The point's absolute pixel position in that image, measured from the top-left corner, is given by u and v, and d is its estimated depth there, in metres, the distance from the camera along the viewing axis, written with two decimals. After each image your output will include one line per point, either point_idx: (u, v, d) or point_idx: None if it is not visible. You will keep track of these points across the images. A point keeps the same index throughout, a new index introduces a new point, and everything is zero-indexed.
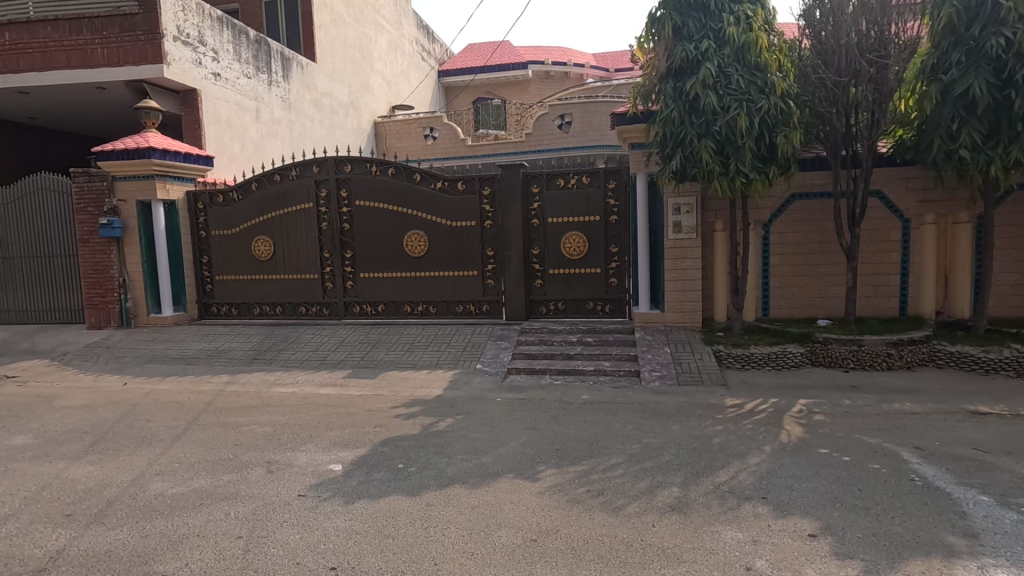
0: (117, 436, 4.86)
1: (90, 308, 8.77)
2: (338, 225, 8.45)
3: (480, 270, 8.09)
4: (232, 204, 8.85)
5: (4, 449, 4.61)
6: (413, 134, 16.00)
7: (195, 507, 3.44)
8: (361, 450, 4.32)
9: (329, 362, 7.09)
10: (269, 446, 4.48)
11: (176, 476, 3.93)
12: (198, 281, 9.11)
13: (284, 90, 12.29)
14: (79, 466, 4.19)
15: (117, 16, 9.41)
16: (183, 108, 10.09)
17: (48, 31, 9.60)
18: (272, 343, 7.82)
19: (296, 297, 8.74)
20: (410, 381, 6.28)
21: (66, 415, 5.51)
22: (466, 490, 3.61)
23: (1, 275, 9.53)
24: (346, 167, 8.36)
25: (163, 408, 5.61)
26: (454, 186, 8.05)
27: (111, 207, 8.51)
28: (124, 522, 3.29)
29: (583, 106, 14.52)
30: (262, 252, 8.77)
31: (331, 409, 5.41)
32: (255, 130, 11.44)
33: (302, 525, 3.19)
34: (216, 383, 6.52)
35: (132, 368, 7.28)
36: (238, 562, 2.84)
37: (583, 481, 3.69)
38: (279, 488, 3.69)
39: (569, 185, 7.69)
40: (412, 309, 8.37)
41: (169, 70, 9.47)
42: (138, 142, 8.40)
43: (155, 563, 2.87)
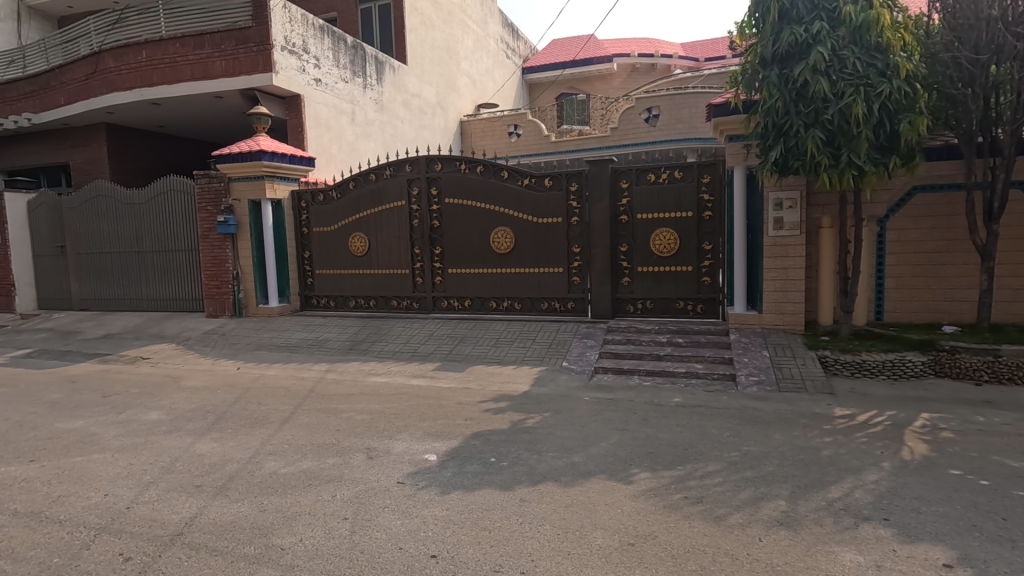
0: (234, 416, 5.31)
1: (209, 298, 9.68)
2: (428, 223, 8.73)
3: (566, 267, 8.05)
4: (332, 202, 9.36)
5: (143, 423, 5.18)
6: (498, 132, 16.26)
7: (303, 487, 3.68)
8: (454, 442, 4.44)
9: (420, 354, 7.36)
10: (368, 433, 4.70)
11: (286, 456, 4.23)
12: (301, 274, 9.73)
13: (377, 93, 12.86)
14: (204, 442, 4.61)
15: (234, 30, 10.24)
16: (289, 113, 10.83)
17: (176, 47, 10.60)
18: (366, 335, 8.22)
19: (388, 291, 9.13)
20: (496, 375, 6.38)
21: (190, 395, 6.10)
22: (559, 489, 3.58)
23: (136, 268, 10.71)
24: (437, 165, 8.59)
25: (273, 392, 6.07)
26: (542, 182, 8.04)
27: (227, 206, 9.31)
28: (245, 496, 3.58)
29: (670, 98, 14.01)
30: (358, 248, 9.23)
31: (422, 400, 5.60)
32: (351, 131, 12.06)
33: (402, 511, 3.32)
34: (317, 371, 6.96)
35: (244, 354, 7.95)
36: (345, 542, 3.00)
37: (679, 487, 3.56)
38: (378, 474, 3.86)
39: (660, 179, 7.46)
40: (498, 305, 8.48)
41: (278, 78, 10.19)
42: (250, 144, 9.10)
43: (273, 536, 3.09)
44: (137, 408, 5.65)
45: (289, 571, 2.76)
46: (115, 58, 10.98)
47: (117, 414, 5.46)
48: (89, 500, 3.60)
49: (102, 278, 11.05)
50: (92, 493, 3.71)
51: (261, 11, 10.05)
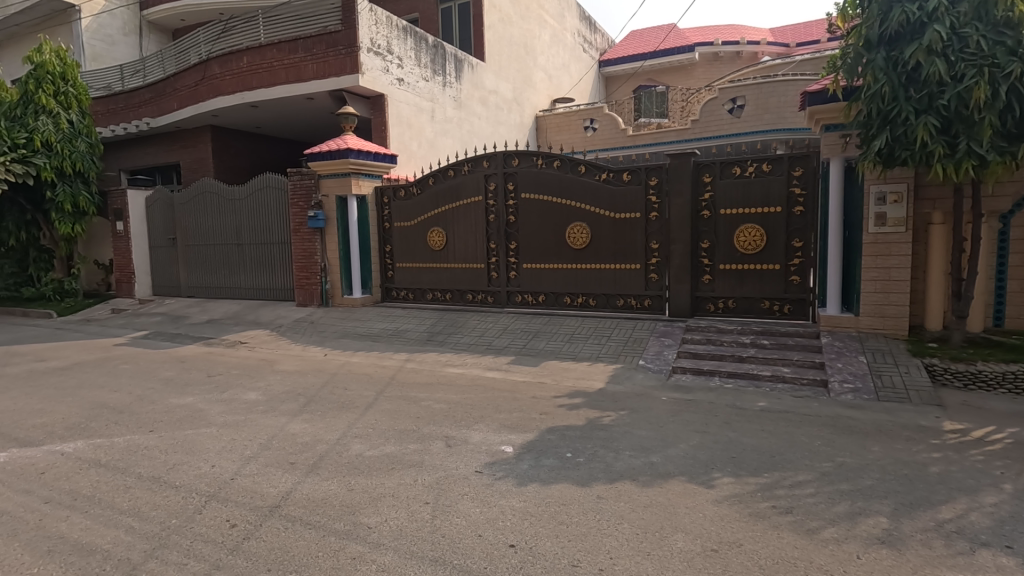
0: (323, 399, 5.64)
1: (299, 288, 10.32)
2: (504, 218, 8.83)
3: (643, 263, 7.87)
4: (413, 197, 9.67)
5: (244, 402, 5.62)
6: (573, 127, 16.14)
7: (387, 470, 3.85)
8: (530, 435, 4.47)
9: (494, 348, 7.46)
10: (447, 422, 4.83)
11: (371, 440, 4.44)
12: (382, 267, 10.13)
13: (456, 90, 13.13)
14: (296, 422, 4.94)
15: (325, 34, 10.78)
16: (373, 112, 11.28)
17: (274, 53, 11.31)
18: (443, 327, 8.45)
19: (464, 285, 9.32)
20: (570, 371, 6.35)
21: (284, 378, 6.54)
22: (637, 488, 3.52)
23: (236, 259, 11.58)
24: (514, 161, 8.67)
25: (357, 378, 6.40)
26: (620, 177, 7.91)
27: (317, 202, 9.87)
28: (334, 475, 3.80)
29: (758, 87, 13.31)
30: (436, 242, 9.48)
31: (497, 393, 5.69)
32: (431, 128, 12.40)
33: (481, 500, 3.39)
34: (397, 360, 7.24)
35: (330, 341, 8.40)
36: (427, 525, 3.10)
37: (766, 495, 3.39)
38: (457, 462, 3.96)
39: (746, 173, 7.11)
40: (572, 301, 8.44)
41: (364, 79, 10.63)
42: (338, 142, 9.58)
43: (361, 514, 3.25)
44: (237, 388, 6.14)
45: (376, 548, 2.90)
46: (220, 65, 11.89)
47: (220, 393, 5.95)
48: (199, 469, 3.95)
49: (206, 268, 12.06)
50: (202, 463, 4.07)
51: (350, 15, 10.53)
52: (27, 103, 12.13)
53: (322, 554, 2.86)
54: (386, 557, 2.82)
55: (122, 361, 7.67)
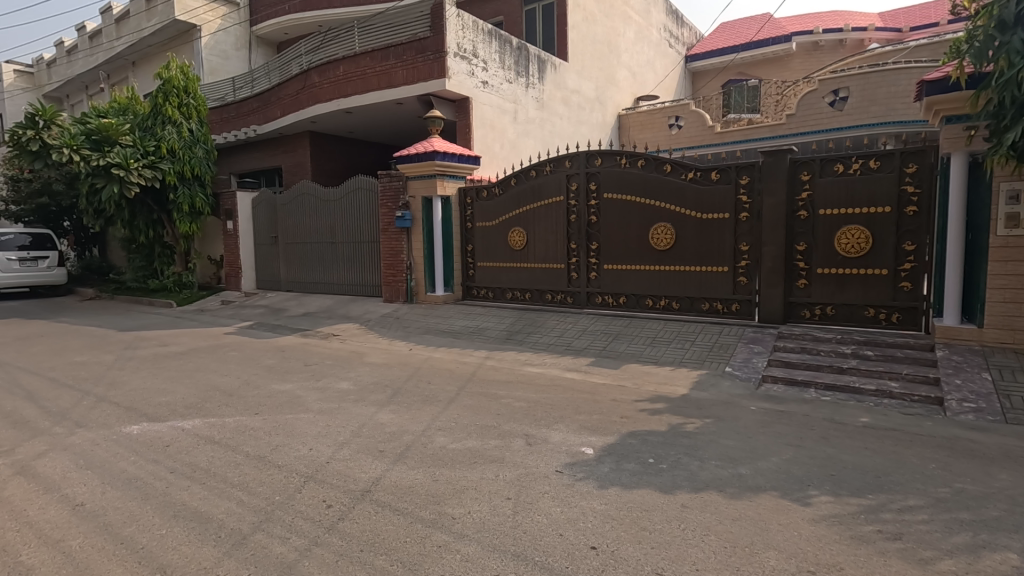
0: (408, 391, 5.88)
1: (386, 285, 10.81)
2: (585, 218, 8.77)
3: (732, 266, 7.53)
4: (495, 198, 9.84)
5: (337, 390, 5.98)
6: (657, 125, 15.77)
7: (469, 464, 3.95)
8: (610, 438, 4.41)
9: (574, 348, 7.44)
10: (526, 420, 4.87)
11: (454, 433, 4.58)
12: (464, 266, 10.39)
13: (539, 91, 13.23)
14: (384, 412, 5.18)
15: (414, 41, 11.19)
16: (459, 115, 11.60)
17: (367, 61, 11.89)
18: (522, 326, 8.54)
19: (543, 285, 9.36)
20: (652, 376, 6.19)
21: (372, 369, 6.89)
22: (725, 500, 3.38)
23: (330, 256, 12.32)
24: (596, 160, 8.59)
25: (440, 373, 6.61)
26: (708, 175, 7.61)
27: (404, 203, 10.30)
28: (420, 465, 3.96)
29: (864, 77, 12.32)
30: (516, 242, 9.58)
31: (576, 394, 5.67)
32: (513, 129, 12.56)
33: (562, 500, 3.39)
34: (477, 357, 7.40)
35: (414, 337, 8.73)
36: (510, 521, 3.15)
37: (870, 518, 3.14)
38: (537, 461, 3.99)
39: (850, 170, 6.61)
40: (654, 303, 8.24)
41: (450, 83, 10.93)
42: (425, 145, 9.93)
43: (446, 505, 3.36)
44: (331, 377, 6.55)
45: (460, 539, 2.98)
46: (319, 74, 12.66)
47: (316, 381, 6.37)
48: (299, 451, 4.26)
49: (303, 264, 12.91)
50: (301, 446, 4.37)
51: (438, 21, 10.85)
52: (156, 114, 13.57)
53: (410, 540, 2.99)
54: (470, 548, 2.89)
55: (231, 349, 8.39)
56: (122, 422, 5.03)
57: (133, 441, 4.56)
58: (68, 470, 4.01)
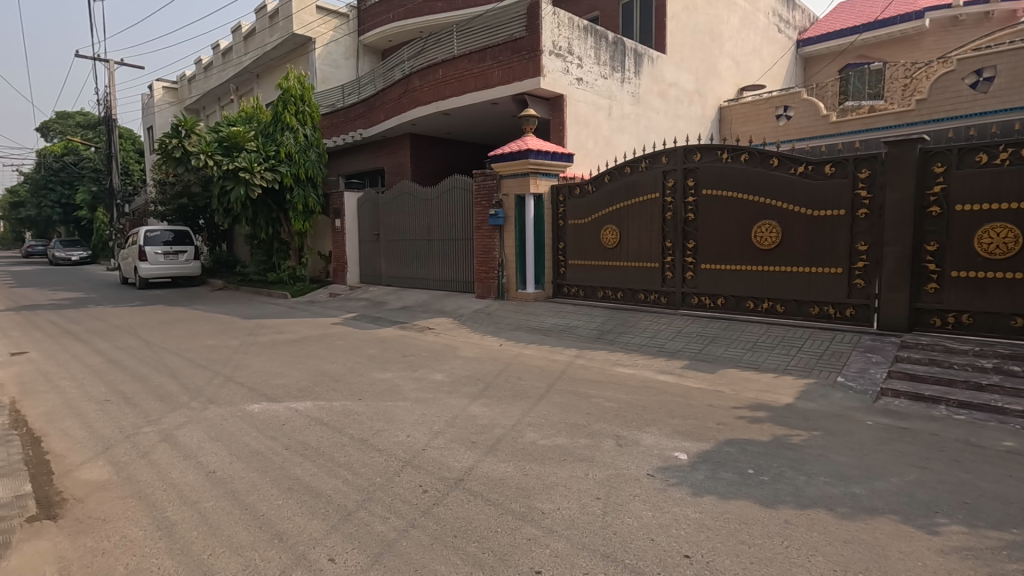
0: (499, 386, 6.01)
1: (478, 281, 11.06)
2: (682, 215, 8.45)
3: (847, 267, 6.93)
4: (588, 195, 9.76)
5: (432, 381, 6.26)
6: (763, 116, 14.81)
7: (559, 461, 3.96)
8: (706, 444, 4.24)
9: (667, 350, 7.20)
10: (618, 421, 4.80)
11: (543, 429, 4.62)
12: (555, 264, 10.41)
13: (635, 86, 12.95)
14: (476, 405, 5.34)
15: (511, 41, 11.34)
16: (553, 112, 11.62)
17: (465, 64, 12.23)
18: (613, 325, 8.41)
19: (636, 284, 9.15)
20: (752, 382, 5.85)
21: (464, 363, 7.11)
22: (836, 520, 3.13)
23: (426, 253, 12.85)
24: (695, 156, 8.25)
25: (530, 370, 6.69)
26: (821, 169, 7.07)
27: (498, 201, 10.50)
28: (510, 458, 4.04)
29: (1015, 54, 10.86)
30: (609, 240, 9.45)
31: (669, 397, 5.49)
32: (608, 126, 12.38)
33: (654, 504, 3.31)
34: (567, 355, 7.40)
35: (505, 333, 8.89)
36: (599, 521, 3.13)
37: (1014, 556, 2.76)
38: (628, 462, 3.93)
39: (995, 160, 5.85)
40: (755, 305, 7.77)
41: (545, 81, 10.97)
42: (519, 143, 10.06)
43: (536, 499, 3.40)
44: (426, 368, 6.86)
45: (550, 534, 3.01)
46: (419, 78, 13.21)
47: (413, 371, 6.71)
48: (398, 437, 4.50)
49: (402, 260, 13.56)
50: (400, 432, 4.62)
51: (534, 21, 10.92)
52: (276, 122, 14.87)
53: (500, 530, 3.06)
54: (559, 544, 2.91)
55: (337, 338, 9.03)
56: (246, 400, 5.59)
57: (256, 418, 5.06)
58: (203, 440, 4.53)
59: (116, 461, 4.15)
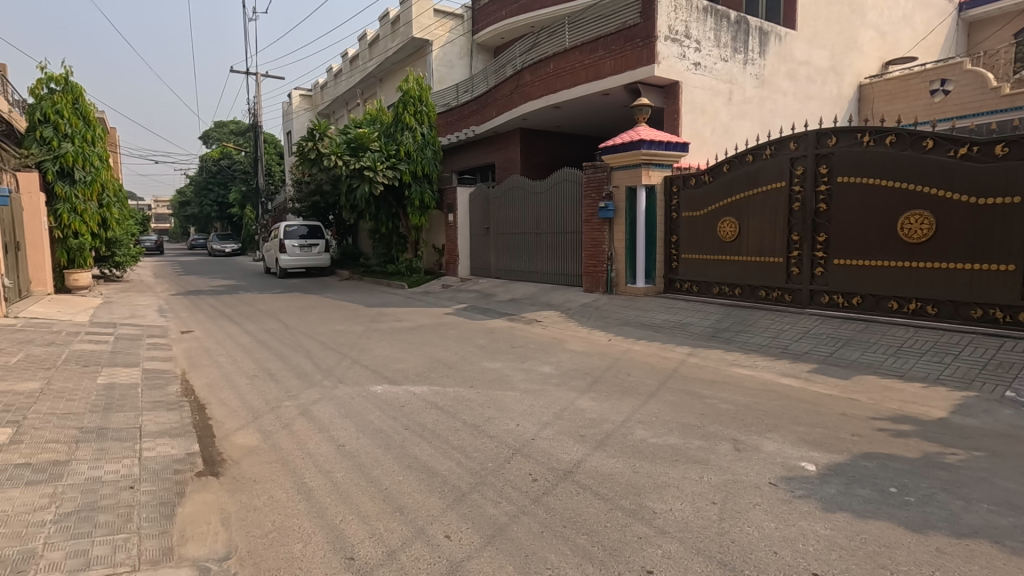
0: (608, 381, 5.95)
1: (587, 275, 10.96)
2: (812, 206, 7.73)
3: (1022, 264, 5.97)
4: (704, 186, 9.29)
5: (540, 373, 6.34)
6: (913, 93, 13.19)
7: (671, 461, 3.83)
8: (839, 457, 3.88)
9: (791, 352, 6.67)
10: (735, 424, 4.53)
11: (654, 427, 4.49)
12: (666, 257, 10.04)
13: (759, 67, 12.07)
14: (585, 398, 5.32)
15: (624, 30, 11.05)
16: (667, 101, 11.18)
17: (577, 55, 12.11)
18: (730, 323, 7.95)
19: (756, 280, 8.55)
20: (895, 392, 5.24)
21: (572, 356, 7.11)
22: (1002, 554, 2.72)
23: (535, 246, 12.99)
24: (830, 140, 7.52)
25: (640, 366, 6.52)
26: (990, 150, 6.15)
27: (608, 193, 10.31)
28: (619, 454, 3.98)
29: None
30: (727, 233, 8.93)
31: (794, 402, 5.08)
32: (728, 112, 11.65)
33: (777, 515, 3.09)
34: (679, 353, 7.12)
35: (613, 327, 8.76)
36: (715, 527, 2.99)
37: None
38: (747, 469, 3.70)
39: None
40: (899, 306, 6.93)
41: (659, 69, 10.58)
42: (632, 134, 9.81)
43: (646, 498, 3.33)
44: (534, 360, 6.95)
45: (662, 535, 2.93)
46: (531, 73, 13.32)
47: (522, 363, 6.83)
48: (508, 425, 4.62)
49: (510, 253, 13.82)
50: (510, 420, 4.74)
51: (649, 6, 10.53)
52: (397, 122, 15.80)
53: (610, 525, 3.03)
54: (672, 546, 2.82)
55: (450, 327, 9.45)
56: (370, 382, 6.05)
57: (379, 398, 5.46)
58: (334, 416, 4.98)
59: (264, 429, 4.70)
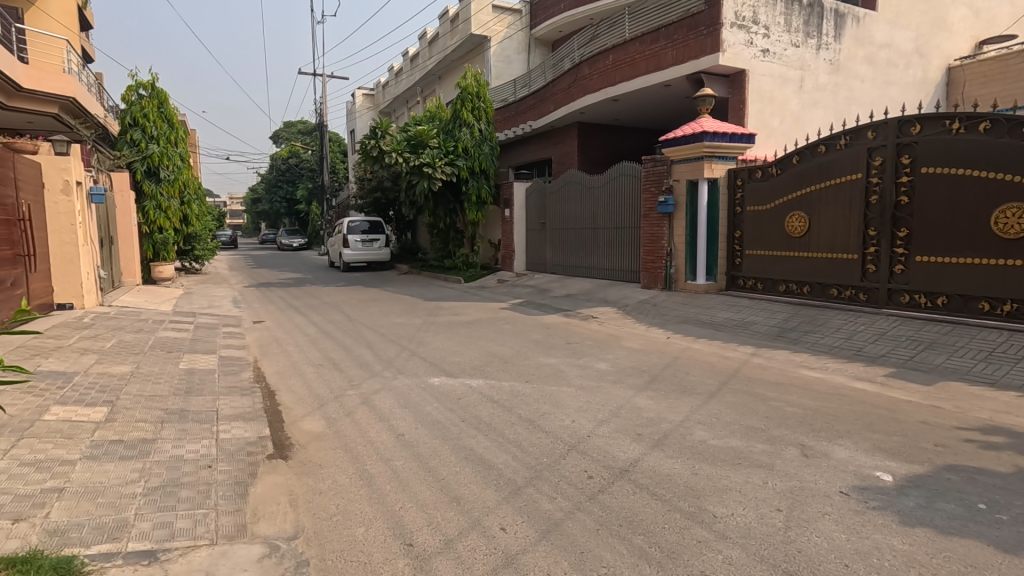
0: (666, 379, 5.82)
1: (645, 271, 10.73)
2: (891, 199, 7.24)
3: None
4: (772, 178, 8.88)
5: (596, 369, 6.28)
6: (1013, 74, 12.04)
7: (733, 464, 3.70)
8: (919, 467, 3.62)
9: (866, 355, 6.28)
10: (803, 429, 4.32)
11: (715, 429, 4.35)
12: (729, 253, 9.68)
13: (834, 52, 11.39)
14: (642, 397, 5.22)
15: (687, 18, 10.70)
16: (732, 90, 10.76)
17: (637, 46, 11.84)
18: (798, 323, 7.58)
19: (827, 278, 8.10)
20: (985, 400, 4.84)
21: (629, 354, 6.99)
22: None
23: (591, 241, 12.85)
24: (913, 128, 7.00)
25: (700, 366, 6.33)
26: None
27: (668, 187, 10.05)
28: (678, 455, 3.88)
29: None
30: (795, 228, 8.51)
31: (869, 408, 4.79)
32: (798, 100, 11.08)
33: (849, 527, 2.93)
34: (742, 353, 6.86)
35: (672, 325, 8.55)
36: (781, 535, 2.86)
37: None
38: (816, 476, 3.52)
39: None
40: (991, 308, 6.39)
41: (725, 57, 10.18)
42: (694, 126, 9.51)
43: (706, 501, 3.23)
44: (590, 357, 6.89)
45: (723, 540, 2.84)
46: (590, 66, 13.15)
47: (577, 359, 6.79)
48: (564, 421, 4.60)
49: (567, 249, 13.73)
50: (565, 416, 4.72)
51: None
52: (455, 119, 16.02)
53: (668, 527, 2.97)
54: (734, 552, 2.73)
55: (506, 322, 9.51)
56: (428, 374, 6.19)
57: (436, 390, 5.57)
58: (394, 406, 5.13)
59: (328, 417, 4.90)
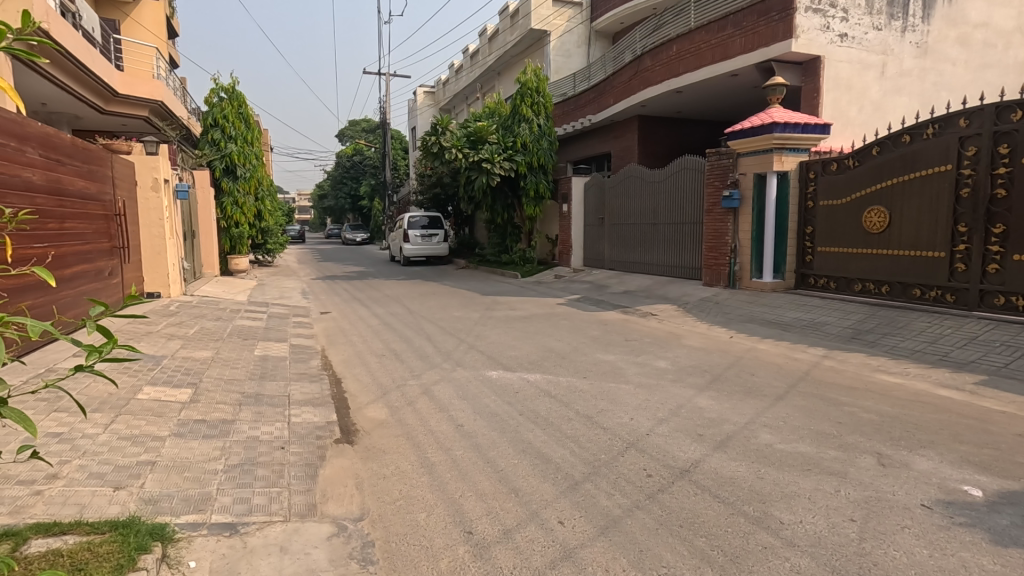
0: (729, 379, 5.64)
1: (707, 268, 10.41)
2: (987, 192, 6.67)
3: None
4: (848, 171, 8.37)
5: (655, 367, 6.16)
6: None
7: (802, 470, 3.55)
8: (1013, 483, 3.34)
9: (953, 360, 5.84)
10: (879, 437, 4.08)
11: (782, 433, 4.18)
12: (799, 250, 9.23)
13: (921, 34, 10.58)
14: (703, 397, 5.08)
15: (757, 3, 10.24)
16: (806, 78, 10.22)
17: (702, 35, 11.43)
18: (875, 325, 7.14)
19: (909, 277, 7.57)
20: None
21: (690, 352, 6.82)
22: None
23: (651, 237, 12.60)
24: (1015, 114, 6.41)
25: (766, 367, 6.09)
26: None
27: (733, 181, 9.71)
28: (742, 458, 3.76)
29: None
30: (874, 224, 7.99)
31: (955, 417, 4.45)
32: (879, 87, 10.38)
33: (931, 542, 2.75)
34: (812, 355, 6.54)
35: (736, 324, 8.26)
36: (854, 546, 2.73)
37: None
38: (895, 487, 3.32)
39: None
40: None
41: (798, 43, 9.67)
42: (763, 117, 9.11)
43: (772, 506, 3.12)
44: (649, 354, 6.77)
45: (790, 547, 2.73)
46: (652, 58, 12.84)
47: (636, 356, 6.69)
48: (622, 419, 4.55)
49: (625, 244, 13.52)
50: (624, 414, 4.67)
51: None
52: (515, 114, 16.07)
53: (731, 531, 2.89)
54: (802, 561, 2.62)
55: (563, 317, 9.49)
56: (486, 367, 6.28)
57: (494, 383, 5.65)
58: (453, 397, 5.24)
59: (391, 405, 5.07)
